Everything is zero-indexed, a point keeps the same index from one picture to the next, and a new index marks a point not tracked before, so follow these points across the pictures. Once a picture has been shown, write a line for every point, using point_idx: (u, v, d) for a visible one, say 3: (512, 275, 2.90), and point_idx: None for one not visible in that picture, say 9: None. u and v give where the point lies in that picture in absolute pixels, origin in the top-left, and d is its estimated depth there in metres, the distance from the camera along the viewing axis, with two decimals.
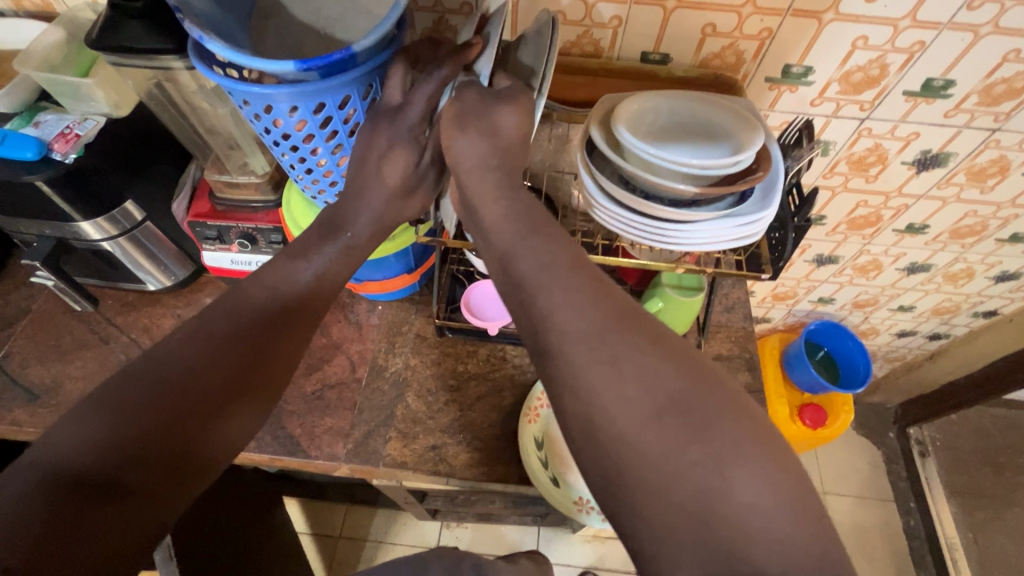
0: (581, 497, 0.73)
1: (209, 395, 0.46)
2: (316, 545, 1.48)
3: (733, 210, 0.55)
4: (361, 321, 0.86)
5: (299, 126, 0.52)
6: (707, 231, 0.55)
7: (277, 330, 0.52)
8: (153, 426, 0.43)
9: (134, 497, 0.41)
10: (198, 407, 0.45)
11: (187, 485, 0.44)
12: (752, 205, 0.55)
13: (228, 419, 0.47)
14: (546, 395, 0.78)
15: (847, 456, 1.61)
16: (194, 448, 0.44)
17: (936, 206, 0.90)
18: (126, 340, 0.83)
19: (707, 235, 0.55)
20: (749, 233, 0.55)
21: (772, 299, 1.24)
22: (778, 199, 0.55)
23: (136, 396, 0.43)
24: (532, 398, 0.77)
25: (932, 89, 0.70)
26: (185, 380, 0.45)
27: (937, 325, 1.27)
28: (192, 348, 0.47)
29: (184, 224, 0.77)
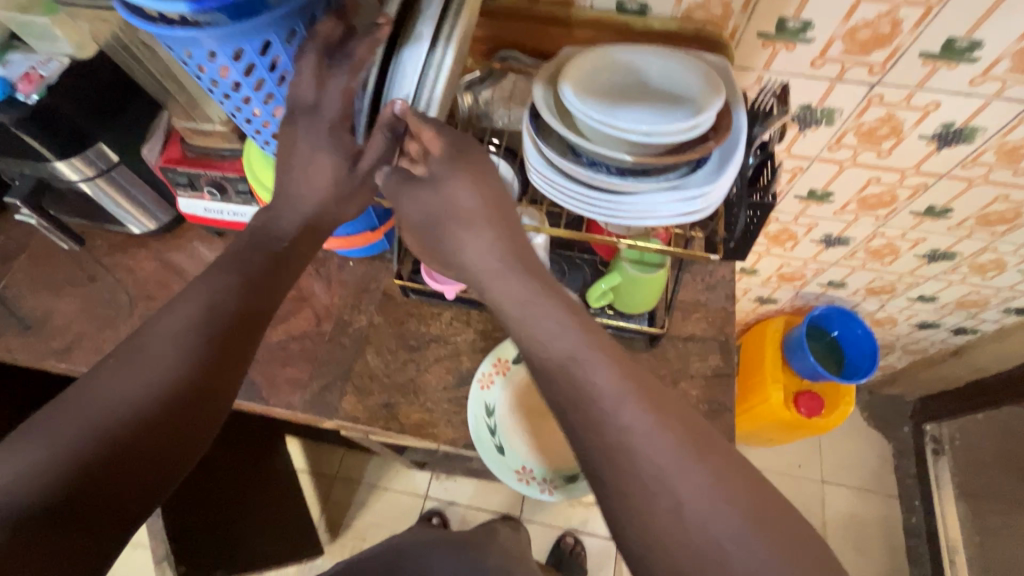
0: (524, 467, 0.73)
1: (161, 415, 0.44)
2: (312, 483, 1.56)
3: (680, 183, 0.51)
4: (331, 276, 0.86)
5: (222, 73, 0.50)
6: (646, 205, 0.51)
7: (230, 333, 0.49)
8: (88, 458, 0.40)
9: (71, 532, 0.39)
10: (137, 432, 0.43)
11: (135, 512, 0.42)
12: (701, 178, 0.51)
13: (174, 440, 0.44)
14: (502, 363, 0.77)
15: (852, 446, 1.55)
16: (137, 473, 0.42)
17: (961, 187, 0.80)
18: (111, 280, 0.86)
19: (647, 209, 0.51)
20: (693, 209, 0.51)
21: (778, 280, 1.16)
22: (732, 172, 0.50)
23: (70, 427, 0.41)
24: (486, 365, 0.76)
25: (954, 50, 0.61)
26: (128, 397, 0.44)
27: (962, 319, 1.17)
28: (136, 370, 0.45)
29: (156, 169, 0.78)
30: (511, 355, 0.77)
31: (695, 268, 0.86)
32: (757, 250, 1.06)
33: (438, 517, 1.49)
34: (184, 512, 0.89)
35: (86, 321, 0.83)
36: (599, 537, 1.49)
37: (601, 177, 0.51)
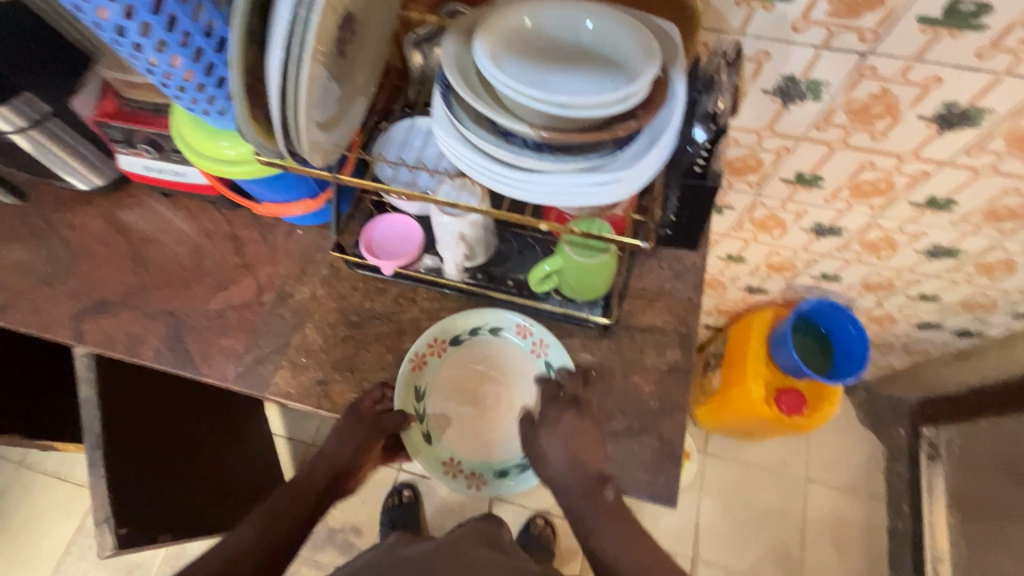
0: (451, 459, 0.69)
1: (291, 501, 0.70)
2: (289, 449, 1.57)
3: (603, 164, 0.46)
4: (278, 244, 0.83)
5: (99, 14, 0.45)
6: (567, 188, 0.46)
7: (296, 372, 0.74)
8: None
9: None
10: None
11: None
12: (627, 159, 0.46)
13: None
14: (439, 344, 0.72)
15: (841, 446, 1.48)
16: None
17: (966, 177, 0.71)
18: (55, 238, 0.84)
19: (568, 192, 0.46)
20: (616, 195, 0.46)
21: (768, 269, 1.08)
22: (660, 154, 0.45)
23: None
24: (421, 345, 0.71)
25: (959, 15, 0.52)
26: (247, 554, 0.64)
27: (966, 321, 1.08)
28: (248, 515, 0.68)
29: (92, 124, 0.74)
30: (449, 336, 0.72)
31: (662, 253, 0.79)
32: (742, 236, 0.98)
33: (410, 490, 1.49)
34: (131, 476, 0.89)
35: (26, 278, 0.81)
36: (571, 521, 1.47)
37: (516, 153, 0.46)
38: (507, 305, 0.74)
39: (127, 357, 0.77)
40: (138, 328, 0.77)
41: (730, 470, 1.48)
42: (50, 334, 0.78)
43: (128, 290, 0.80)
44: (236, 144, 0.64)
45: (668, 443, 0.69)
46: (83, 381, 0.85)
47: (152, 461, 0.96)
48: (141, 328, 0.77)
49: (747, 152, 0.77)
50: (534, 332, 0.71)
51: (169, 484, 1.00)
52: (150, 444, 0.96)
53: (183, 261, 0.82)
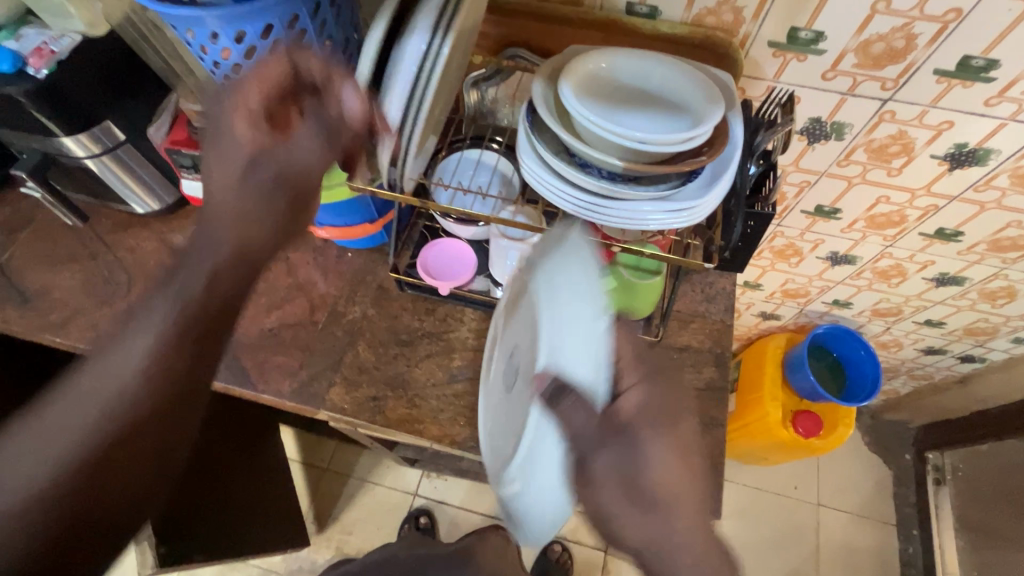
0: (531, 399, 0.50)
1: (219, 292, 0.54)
2: (303, 474, 1.56)
3: (669, 194, 0.51)
4: (329, 266, 0.86)
5: (225, 55, 0.50)
6: (636, 214, 0.51)
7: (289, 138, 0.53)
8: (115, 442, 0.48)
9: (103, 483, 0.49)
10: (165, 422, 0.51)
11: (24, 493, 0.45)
12: (693, 191, 0.51)
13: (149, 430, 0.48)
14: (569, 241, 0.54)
15: (851, 471, 1.52)
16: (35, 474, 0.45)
17: (972, 211, 0.78)
18: (111, 258, 0.87)
19: (637, 217, 0.51)
20: (680, 222, 0.51)
21: (783, 296, 1.14)
22: (722, 188, 0.51)
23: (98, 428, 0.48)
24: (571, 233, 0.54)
25: (969, 69, 0.59)
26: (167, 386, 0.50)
27: (970, 346, 1.14)
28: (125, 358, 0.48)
29: (161, 150, 0.78)
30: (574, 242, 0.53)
31: (695, 278, 0.85)
32: (761, 264, 1.04)
33: (426, 517, 1.48)
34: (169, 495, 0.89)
35: (83, 297, 0.84)
36: (588, 548, 1.47)
37: (595, 181, 0.51)
38: None
39: None
40: None
41: (744, 494, 1.50)
42: None
43: None
44: None
45: (709, 456, 0.72)
46: None
47: None
48: None
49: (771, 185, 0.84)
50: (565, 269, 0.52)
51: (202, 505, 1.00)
52: None
53: None
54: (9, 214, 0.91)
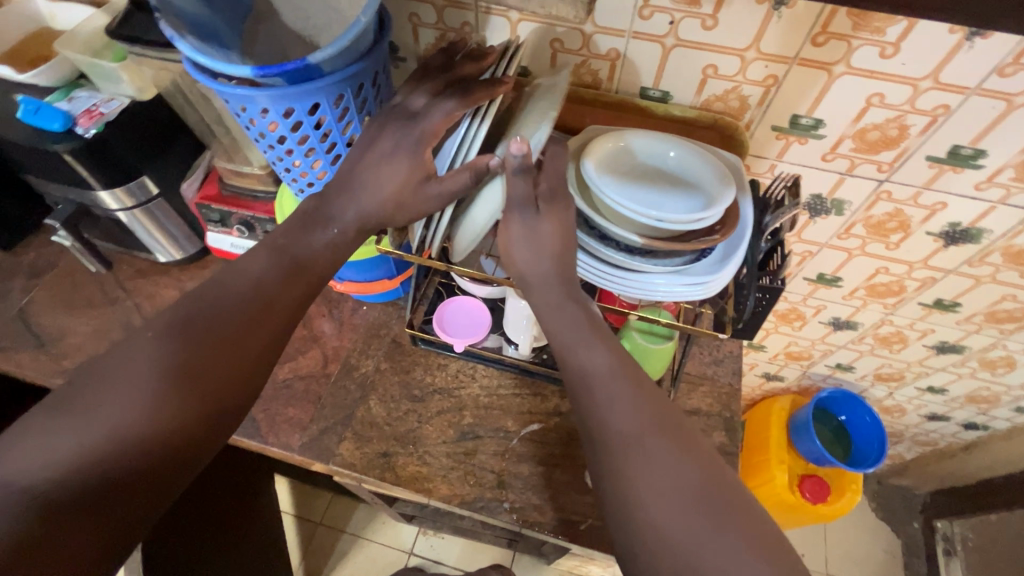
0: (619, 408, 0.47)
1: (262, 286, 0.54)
2: (296, 528, 1.51)
3: (683, 268, 0.54)
4: (344, 319, 0.88)
5: (271, 127, 0.54)
6: (651, 285, 0.54)
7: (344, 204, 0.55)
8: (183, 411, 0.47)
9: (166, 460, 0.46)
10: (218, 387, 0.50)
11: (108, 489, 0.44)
12: (706, 266, 0.54)
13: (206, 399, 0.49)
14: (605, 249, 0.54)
15: (859, 538, 1.48)
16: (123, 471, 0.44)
17: (968, 284, 0.81)
18: (129, 304, 0.89)
19: (651, 288, 0.54)
20: (694, 296, 0.53)
21: (786, 357, 1.15)
22: (734, 264, 0.53)
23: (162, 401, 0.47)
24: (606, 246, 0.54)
25: (959, 157, 0.64)
26: (219, 360, 0.50)
27: (972, 413, 1.15)
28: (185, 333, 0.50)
29: (192, 204, 0.82)
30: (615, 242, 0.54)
31: (702, 340, 0.86)
32: (765, 326, 1.07)
33: None
34: (168, 549, 0.87)
35: (100, 343, 0.85)
36: None
37: (614, 254, 0.54)
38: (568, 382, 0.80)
39: None
40: None
41: None
42: None
43: None
44: None
45: None
46: None
47: (184, 534, 0.93)
48: None
49: None
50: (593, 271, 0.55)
51: (195, 560, 0.96)
52: (182, 515, 0.94)
53: None
54: (34, 259, 0.93)
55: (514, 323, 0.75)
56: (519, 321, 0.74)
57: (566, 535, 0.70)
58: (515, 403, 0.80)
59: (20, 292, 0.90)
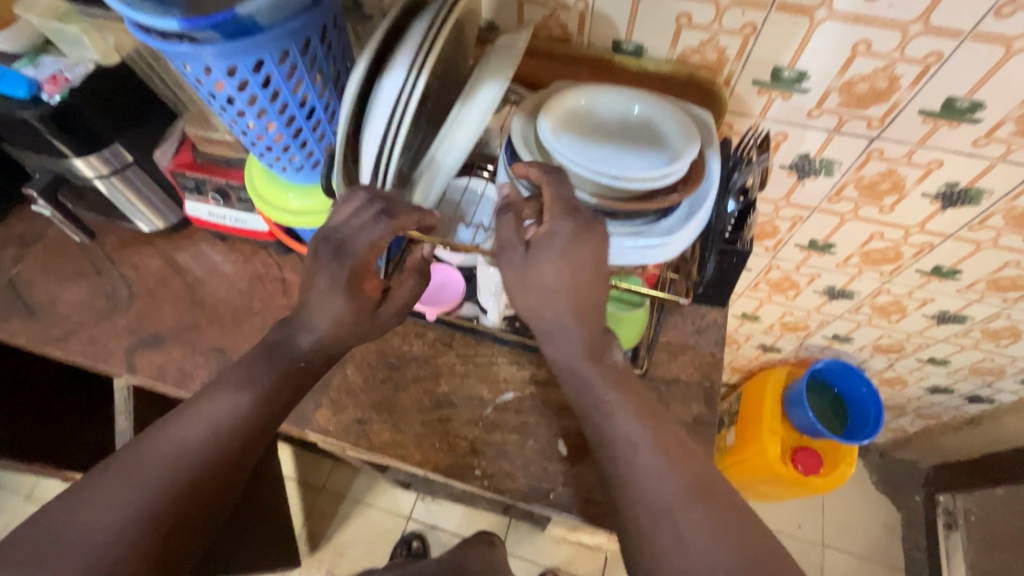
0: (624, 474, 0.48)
1: (226, 413, 0.54)
2: (299, 493, 1.55)
3: (644, 229, 0.52)
4: None
5: (217, 87, 0.52)
6: (610, 248, 0.51)
7: (309, 325, 0.60)
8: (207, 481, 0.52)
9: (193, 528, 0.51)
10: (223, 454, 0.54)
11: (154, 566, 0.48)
12: (666, 226, 0.51)
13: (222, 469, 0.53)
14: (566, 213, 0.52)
15: (857, 509, 1.47)
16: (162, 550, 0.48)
17: (968, 250, 0.77)
18: (115, 274, 0.90)
19: (609, 251, 0.51)
20: (654, 259, 0.51)
21: (781, 328, 1.12)
22: (696, 223, 0.51)
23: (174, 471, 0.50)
24: None
25: (955, 110, 0.59)
26: (183, 491, 0.50)
27: (977, 386, 1.11)
28: (151, 462, 0.50)
29: (167, 172, 0.81)
30: None
31: (686, 309, 0.84)
32: (758, 296, 1.03)
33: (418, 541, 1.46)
34: None
35: (86, 311, 0.86)
36: None
37: None
38: None
39: (176, 390, 0.80)
40: (187, 362, 0.82)
41: None
42: (103, 365, 0.82)
43: (181, 326, 0.85)
44: (303, 197, 0.69)
45: None
46: (122, 413, 0.88)
47: None
48: (190, 362, 0.81)
49: (763, 219, 0.84)
50: None
51: None
52: None
53: (234, 302, 0.87)
54: (23, 229, 0.94)
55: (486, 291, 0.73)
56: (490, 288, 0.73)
57: (537, 502, 0.70)
58: (491, 370, 0.80)
59: (10, 262, 0.91)
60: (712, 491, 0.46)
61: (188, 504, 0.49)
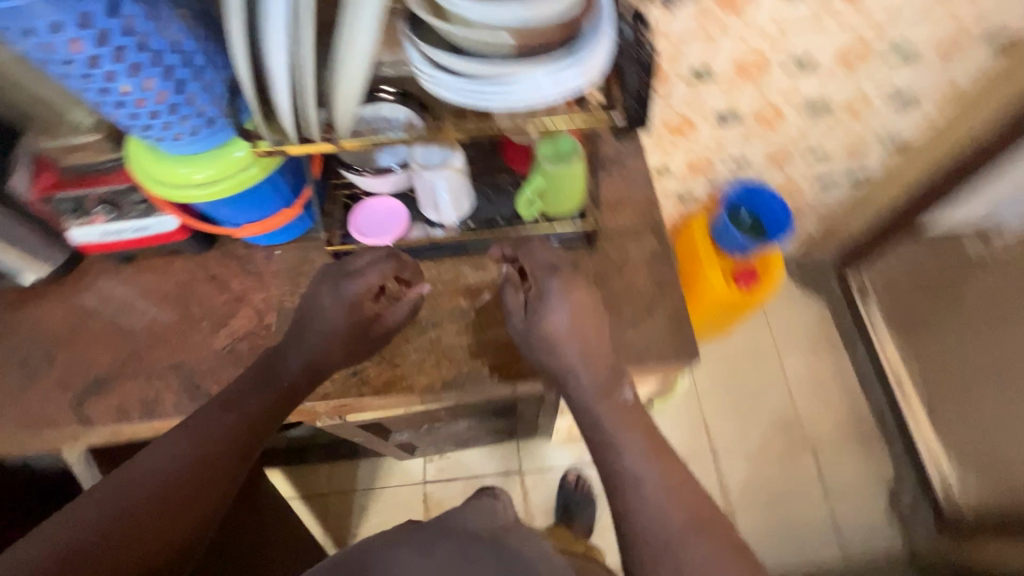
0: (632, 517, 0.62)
1: (221, 431, 0.63)
2: (308, 507, 1.51)
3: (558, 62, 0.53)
4: (261, 270, 0.83)
5: (74, 48, 0.46)
6: (533, 90, 0.53)
7: (300, 344, 0.69)
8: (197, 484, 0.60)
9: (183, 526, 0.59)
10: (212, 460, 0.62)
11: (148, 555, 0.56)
12: (578, 52, 0.53)
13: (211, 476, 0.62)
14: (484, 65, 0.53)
15: (795, 312, 1.67)
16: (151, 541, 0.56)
17: (816, 33, 0.88)
18: (18, 338, 0.79)
19: (533, 92, 0.53)
20: (573, 88, 0.53)
21: (690, 171, 1.22)
22: (604, 44, 0.53)
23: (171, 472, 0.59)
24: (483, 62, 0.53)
25: None
26: (184, 500, 0.58)
27: (852, 165, 1.29)
28: (159, 472, 0.58)
29: (34, 205, 0.71)
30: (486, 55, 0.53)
31: (612, 166, 0.89)
32: (663, 146, 1.12)
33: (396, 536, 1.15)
34: None
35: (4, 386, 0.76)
36: None
37: (487, 67, 0.53)
38: None
39: (147, 422, 0.74)
40: (148, 390, 0.75)
41: (715, 365, 1.62)
42: (51, 430, 0.74)
43: (122, 360, 0.77)
44: (204, 169, 0.65)
45: (675, 313, 0.78)
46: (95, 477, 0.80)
47: None
48: (151, 389, 0.75)
49: None
50: (482, 94, 0.54)
51: None
52: None
53: (168, 317, 0.80)
54: None
55: (430, 199, 0.73)
56: (433, 193, 0.72)
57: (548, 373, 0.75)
58: (460, 279, 0.81)
59: None
60: (707, 522, 0.59)
61: (191, 509, 0.59)
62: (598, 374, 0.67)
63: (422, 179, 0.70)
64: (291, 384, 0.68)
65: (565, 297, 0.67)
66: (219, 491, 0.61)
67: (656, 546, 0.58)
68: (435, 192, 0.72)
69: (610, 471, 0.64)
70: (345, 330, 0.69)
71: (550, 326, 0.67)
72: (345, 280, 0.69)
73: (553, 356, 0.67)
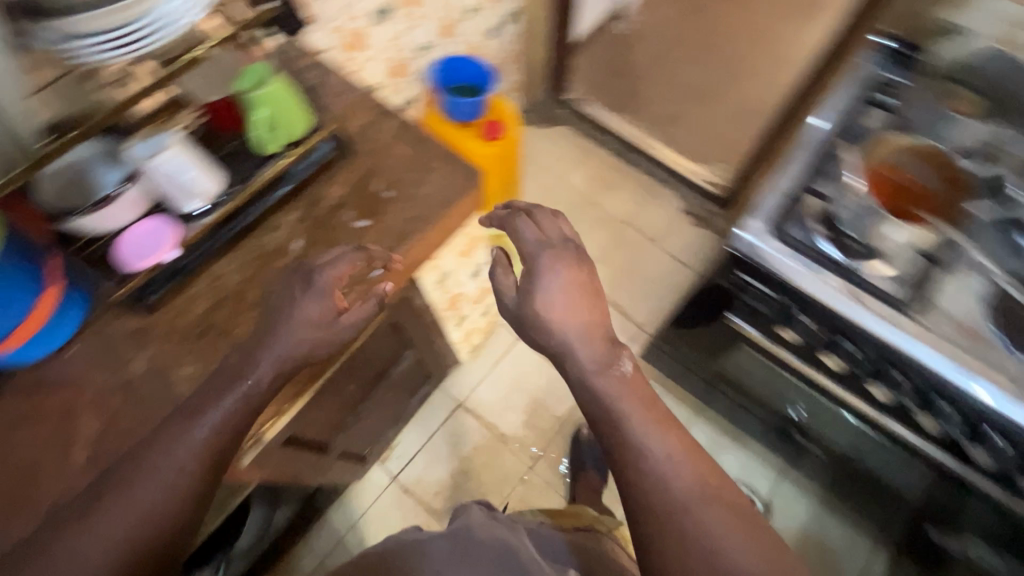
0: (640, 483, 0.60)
1: (196, 432, 0.63)
2: None
3: None
4: (69, 376, 0.75)
5: None
6: (175, 14, 0.61)
7: (266, 352, 0.68)
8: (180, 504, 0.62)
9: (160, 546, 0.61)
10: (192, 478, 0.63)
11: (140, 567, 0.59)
12: None
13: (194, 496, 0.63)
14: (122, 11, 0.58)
15: (555, 146, 1.96)
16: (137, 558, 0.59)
17: None
18: None
19: (176, 16, 0.61)
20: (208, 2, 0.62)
21: (395, 77, 1.35)
22: None
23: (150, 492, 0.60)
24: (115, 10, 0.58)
25: None
26: (156, 533, 0.60)
27: (502, 6, 1.54)
28: (138, 484, 0.60)
29: None
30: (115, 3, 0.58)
31: (323, 86, 0.95)
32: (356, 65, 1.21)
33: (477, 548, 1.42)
34: None
35: None
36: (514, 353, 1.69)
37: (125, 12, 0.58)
38: (279, 185, 0.83)
39: None
40: None
41: None
42: None
43: None
44: None
45: (447, 153, 0.89)
46: None
47: None
48: None
49: None
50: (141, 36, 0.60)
51: None
52: None
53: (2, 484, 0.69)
54: None
55: (176, 185, 0.74)
56: (173, 180, 0.74)
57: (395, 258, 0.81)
58: (265, 246, 0.82)
59: None
60: (719, 486, 0.59)
61: (160, 523, 0.60)
62: (596, 349, 0.68)
63: (155, 170, 0.73)
64: (254, 384, 0.67)
65: (554, 274, 0.72)
66: (193, 492, 0.62)
67: (660, 510, 0.57)
68: (175, 177, 0.74)
69: (608, 444, 0.63)
70: (311, 326, 0.71)
71: (539, 308, 0.71)
72: (315, 272, 0.73)
73: (547, 335, 0.70)
